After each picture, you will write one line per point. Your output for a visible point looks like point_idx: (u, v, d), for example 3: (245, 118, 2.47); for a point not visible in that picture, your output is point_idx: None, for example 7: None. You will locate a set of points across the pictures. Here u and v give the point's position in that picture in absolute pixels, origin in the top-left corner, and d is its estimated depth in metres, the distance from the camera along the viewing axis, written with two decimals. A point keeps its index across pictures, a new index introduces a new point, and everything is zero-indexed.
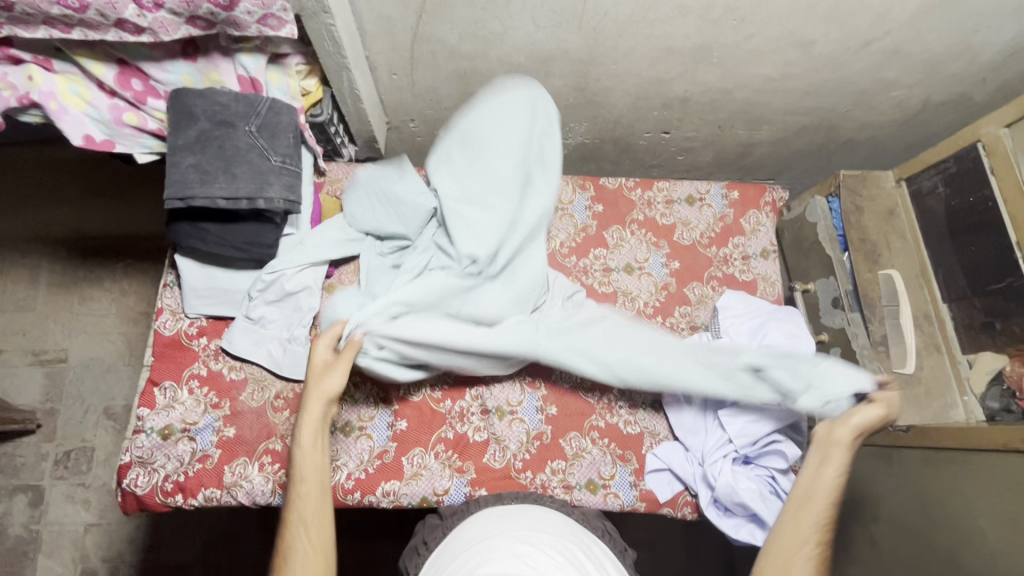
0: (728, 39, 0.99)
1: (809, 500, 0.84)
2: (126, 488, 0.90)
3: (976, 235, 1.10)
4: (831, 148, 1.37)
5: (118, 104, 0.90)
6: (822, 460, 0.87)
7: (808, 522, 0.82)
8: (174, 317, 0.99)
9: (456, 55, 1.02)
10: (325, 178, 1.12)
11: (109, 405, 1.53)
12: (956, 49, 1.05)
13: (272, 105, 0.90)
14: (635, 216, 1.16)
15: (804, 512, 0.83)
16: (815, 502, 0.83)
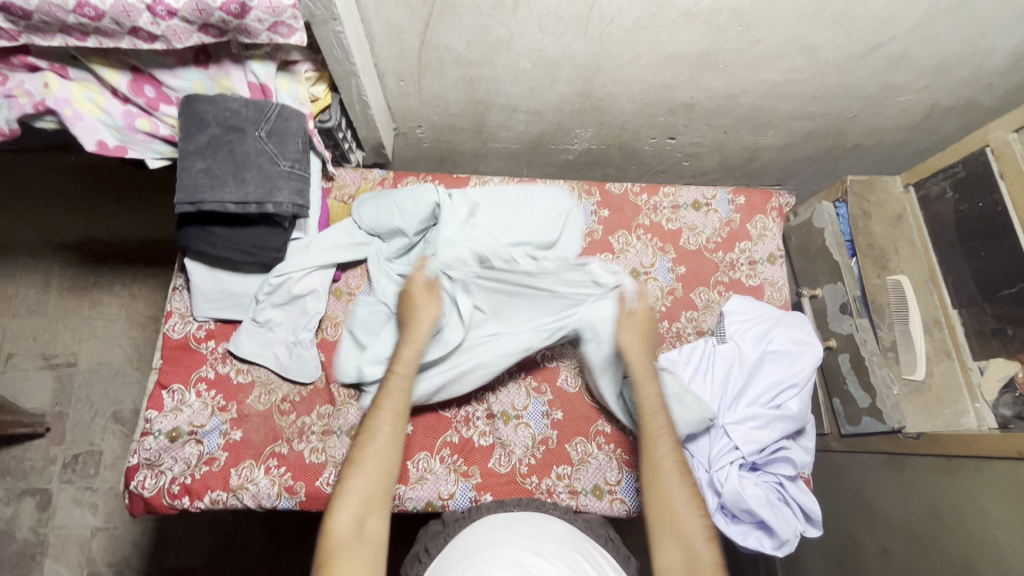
0: (733, 44, 1.00)
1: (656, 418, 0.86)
2: (134, 491, 0.90)
3: (986, 240, 1.09)
4: (838, 153, 1.37)
5: (130, 110, 0.92)
6: (638, 351, 0.92)
7: (655, 423, 0.85)
8: (183, 320, 1.00)
9: (464, 62, 1.03)
10: (333, 183, 1.14)
11: (117, 409, 1.54)
12: (963, 54, 1.05)
13: (281, 111, 0.91)
14: (641, 221, 1.17)
15: (647, 418, 0.86)
16: (658, 422, 0.85)
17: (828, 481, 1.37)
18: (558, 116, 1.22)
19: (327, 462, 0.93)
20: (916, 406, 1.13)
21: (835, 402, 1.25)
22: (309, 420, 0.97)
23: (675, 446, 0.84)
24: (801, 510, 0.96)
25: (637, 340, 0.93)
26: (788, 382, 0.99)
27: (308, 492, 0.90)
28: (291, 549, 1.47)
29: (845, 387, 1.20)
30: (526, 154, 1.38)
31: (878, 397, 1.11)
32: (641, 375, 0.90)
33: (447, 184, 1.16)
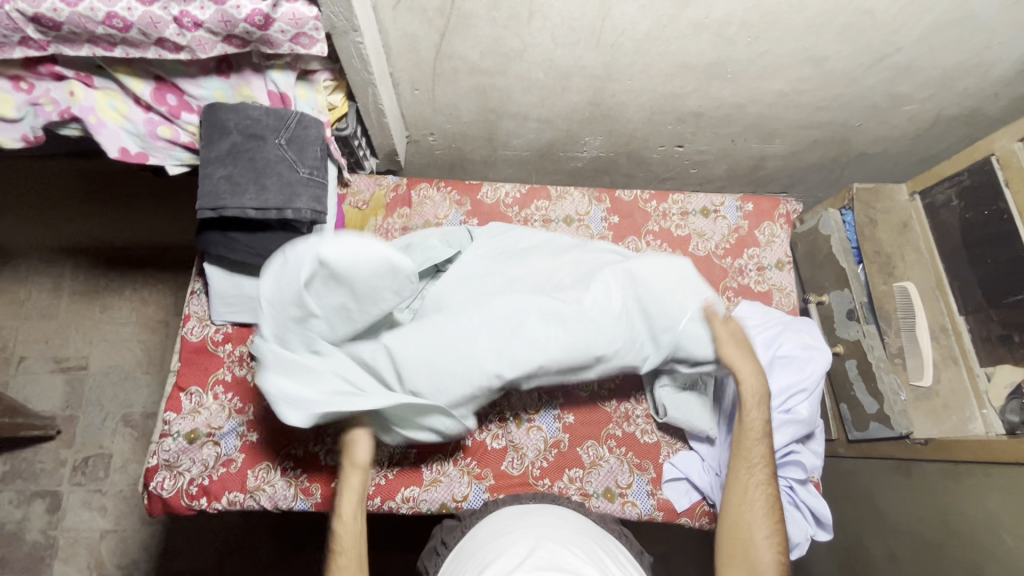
0: (741, 55, 1.02)
1: (753, 436, 0.88)
2: (152, 491, 0.91)
3: (992, 247, 1.11)
4: (844, 161, 1.39)
5: (153, 118, 0.94)
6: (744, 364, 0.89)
7: (755, 419, 0.88)
8: (201, 324, 1.01)
9: (477, 71, 1.05)
10: (348, 189, 1.15)
11: (127, 412, 1.56)
12: (968, 64, 1.07)
13: (301, 119, 0.93)
14: (650, 228, 1.18)
15: (747, 443, 0.88)
16: (751, 443, 0.88)
17: (835, 487, 1.38)
18: (568, 124, 1.24)
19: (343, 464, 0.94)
20: (924, 412, 1.13)
21: (842, 407, 1.26)
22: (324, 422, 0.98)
23: (767, 477, 0.87)
24: (811, 514, 0.97)
25: (744, 361, 0.89)
26: (799, 386, 0.99)
27: (324, 494, 0.92)
28: (299, 553, 1.47)
29: (852, 393, 1.21)
30: (535, 162, 1.40)
31: (886, 402, 1.12)
32: (748, 398, 0.88)
33: (460, 190, 1.17)
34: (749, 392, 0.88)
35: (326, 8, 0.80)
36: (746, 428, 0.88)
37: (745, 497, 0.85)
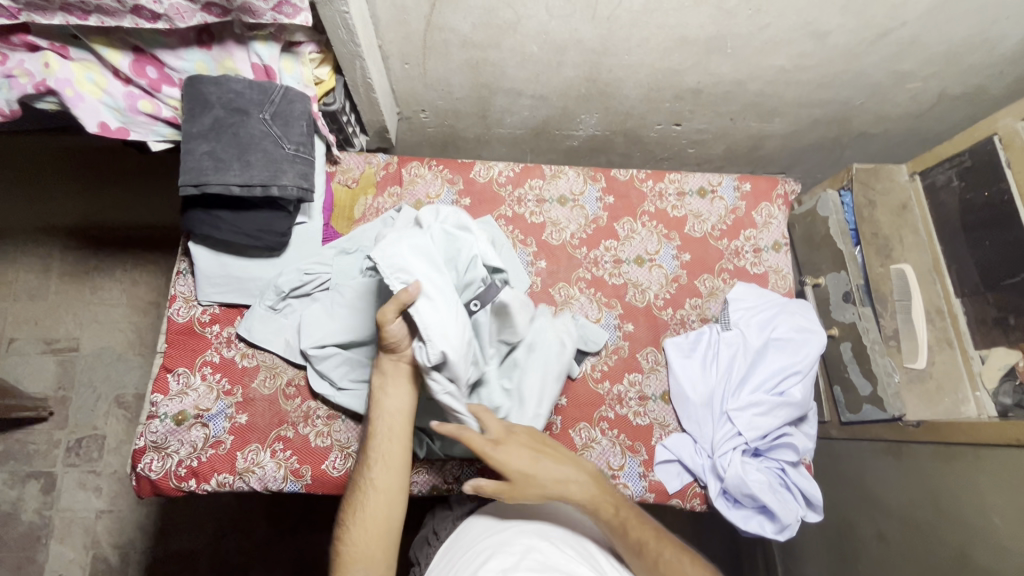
0: (742, 29, 0.98)
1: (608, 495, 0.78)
2: (141, 473, 0.90)
3: (991, 229, 1.09)
4: (844, 141, 1.36)
5: (132, 91, 0.91)
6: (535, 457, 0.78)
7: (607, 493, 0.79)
8: (187, 305, 0.99)
9: (469, 44, 1.02)
10: (337, 167, 1.13)
11: (120, 394, 1.55)
12: (975, 40, 1.04)
13: (286, 93, 0.90)
14: (646, 208, 1.16)
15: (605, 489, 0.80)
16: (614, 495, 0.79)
17: (826, 467, 1.39)
18: (563, 102, 1.21)
19: (333, 446, 0.93)
20: (916, 395, 1.13)
21: (836, 390, 1.26)
22: (314, 405, 0.97)
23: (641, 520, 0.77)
24: (802, 496, 0.97)
25: (525, 451, 0.78)
26: (792, 369, 0.99)
27: (315, 475, 0.91)
28: (294, 532, 1.48)
29: (846, 374, 1.21)
30: (530, 140, 1.37)
31: (880, 384, 1.12)
32: (551, 487, 0.77)
33: (452, 169, 1.15)
34: (562, 479, 0.77)
35: None
36: (610, 526, 0.75)
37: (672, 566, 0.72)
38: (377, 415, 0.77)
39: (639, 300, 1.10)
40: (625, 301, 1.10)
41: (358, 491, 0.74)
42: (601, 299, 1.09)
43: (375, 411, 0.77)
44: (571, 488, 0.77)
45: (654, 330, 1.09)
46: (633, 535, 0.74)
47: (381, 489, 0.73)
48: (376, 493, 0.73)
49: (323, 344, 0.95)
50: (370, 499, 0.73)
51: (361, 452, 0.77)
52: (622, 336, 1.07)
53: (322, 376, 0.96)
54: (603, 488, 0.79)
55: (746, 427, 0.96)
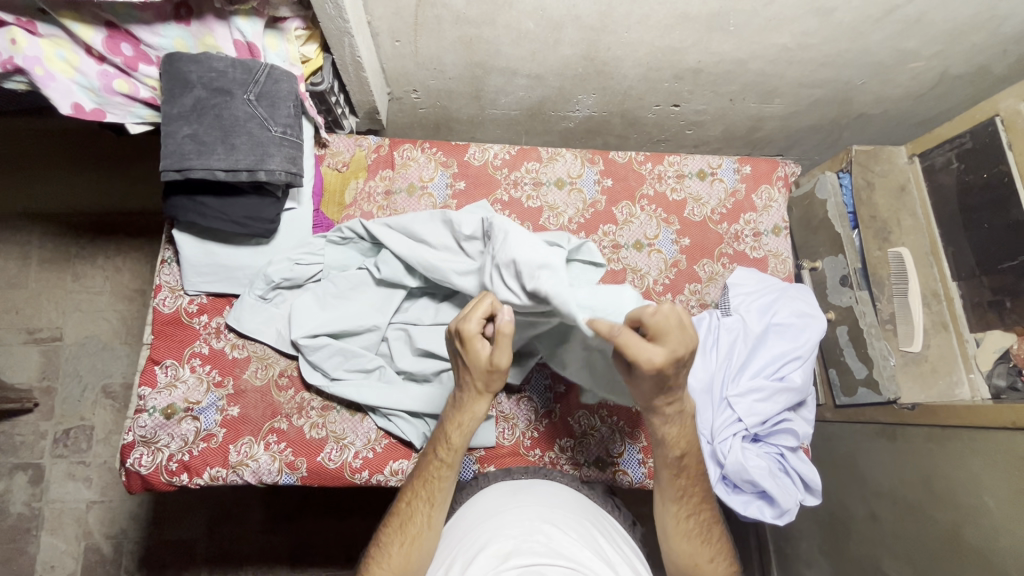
0: (744, 5, 0.95)
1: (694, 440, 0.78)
2: (130, 469, 0.88)
3: (990, 211, 1.08)
4: (843, 122, 1.34)
5: (107, 70, 0.86)
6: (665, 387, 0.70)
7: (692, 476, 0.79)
8: (173, 295, 0.96)
9: (463, 21, 0.98)
10: (326, 150, 1.09)
11: (107, 384, 1.51)
12: (981, 18, 1.01)
13: (271, 73, 0.86)
14: (645, 191, 1.14)
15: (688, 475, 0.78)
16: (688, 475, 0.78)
17: (820, 449, 1.40)
18: (560, 81, 1.17)
19: (329, 437, 0.91)
20: (912, 377, 1.13)
21: (831, 373, 1.25)
22: (308, 396, 0.94)
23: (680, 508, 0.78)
24: (800, 479, 0.97)
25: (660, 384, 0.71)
26: (791, 355, 0.99)
27: (310, 467, 0.89)
28: (289, 519, 1.47)
29: (841, 358, 1.20)
30: (525, 122, 1.34)
31: (875, 367, 1.12)
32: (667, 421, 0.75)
33: (446, 151, 1.11)
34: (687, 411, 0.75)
35: None
36: (666, 464, 0.77)
37: (694, 532, 0.78)
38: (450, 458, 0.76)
39: (638, 286, 1.09)
40: (624, 287, 1.08)
41: (413, 526, 0.73)
42: (599, 285, 1.07)
43: (453, 455, 0.75)
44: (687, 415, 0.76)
45: None
46: (683, 478, 0.78)
47: (434, 526, 0.74)
48: (431, 531, 0.74)
49: (315, 334, 0.92)
50: (424, 536, 0.73)
51: (424, 489, 0.75)
52: None
53: (314, 367, 0.94)
54: (692, 434, 0.78)
55: (746, 412, 0.96)
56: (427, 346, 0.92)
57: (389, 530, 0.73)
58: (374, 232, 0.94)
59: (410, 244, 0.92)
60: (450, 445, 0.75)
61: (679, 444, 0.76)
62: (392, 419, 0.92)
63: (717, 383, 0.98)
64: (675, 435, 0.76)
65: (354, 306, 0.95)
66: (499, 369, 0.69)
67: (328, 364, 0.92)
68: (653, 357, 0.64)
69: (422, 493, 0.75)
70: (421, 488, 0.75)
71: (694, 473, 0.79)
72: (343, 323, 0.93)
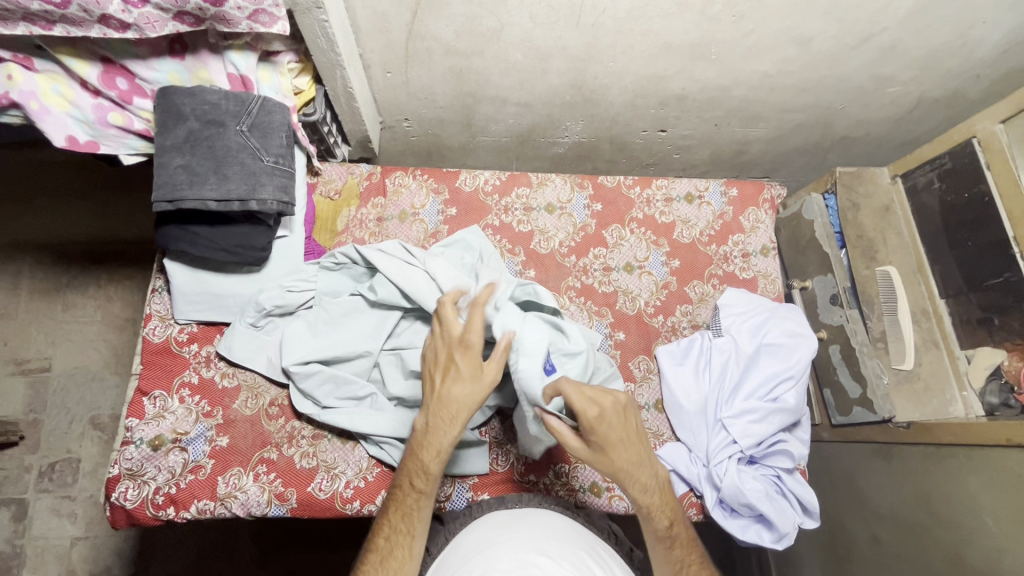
0: (725, 35, 0.98)
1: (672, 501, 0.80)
2: (114, 503, 0.86)
3: (972, 230, 1.10)
4: (827, 145, 1.37)
5: (102, 103, 0.87)
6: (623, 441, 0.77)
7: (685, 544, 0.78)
8: (163, 323, 0.96)
9: (451, 52, 1.00)
10: (319, 178, 1.10)
11: (95, 415, 1.49)
12: (952, 45, 1.05)
13: (264, 104, 0.88)
14: (634, 215, 1.15)
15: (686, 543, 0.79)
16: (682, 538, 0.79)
17: (819, 469, 1.39)
18: (548, 109, 1.19)
19: (319, 467, 0.90)
20: (905, 396, 1.13)
21: (826, 392, 1.25)
22: (298, 425, 0.93)
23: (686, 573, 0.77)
24: (798, 502, 0.96)
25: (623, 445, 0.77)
26: (784, 374, 0.99)
27: (300, 498, 0.87)
28: (281, 552, 1.43)
29: (835, 378, 1.21)
30: (515, 148, 1.36)
31: (869, 386, 1.12)
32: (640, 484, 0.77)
33: (437, 178, 1.13)
34: (644, 463, 0.78)
35: None
36: (656, 535, 0.78)
37: None
38: (427, 483, 0.75)
39: (629, 308, 1.09)
40: (616, 310, 1.09)
41: (395, 559, 0.71)
42: (591, 308, 1.08)
43: (427, 481, 0.75)
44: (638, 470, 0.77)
45: (644, 338, 1.08)
46: (677, 550, 0.78)
47: (416, 557, 0.72)
48: (413, 561, 0.72)
49: (306, 361, 0.91)
50: (406, 568, 0.71)
51: (399, 519, 0.74)
52: (613, 345, 1.06)
53: (305, 395, 0.93)
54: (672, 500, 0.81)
55: (741, 434, 0.95)
56: (421, 369, 0.92)
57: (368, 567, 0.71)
58: (370, 258, 0.95)
59: (409, 273, 0.93)
60: (427, 469, 0.74)
61: (665, 511, 0.79)
62: (383, 446, 0.90)
63: (711, 404, 0.99)
64: (659, 503, 0.79)
65: (345, 332, 0.95)
66: (487, 383, 0.75)
67: (319, 392, 0.91)
68: (593, 409, 0.75)
69: (398, 518, 0.74)
70: (396, 512, 0.74)
71: (690, 543, 0.79)
72: (334, 349, 0.93)
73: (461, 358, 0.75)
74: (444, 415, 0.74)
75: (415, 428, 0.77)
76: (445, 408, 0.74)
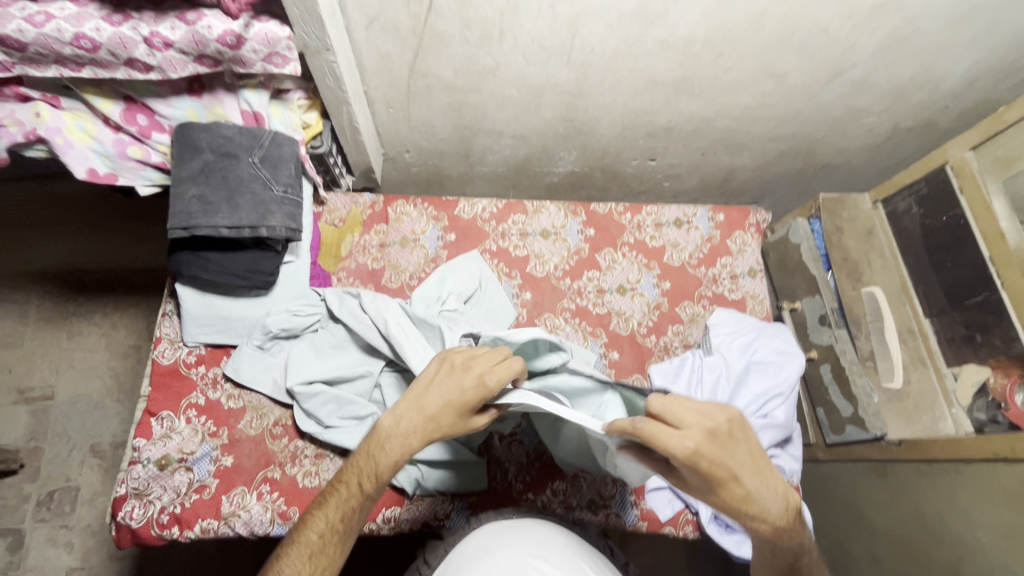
0: (706, 71, 1.05)
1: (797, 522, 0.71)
2: (120, 522, 0.88)
3: (950, 252, 1.15)
4: (810, 172, 1.44)
5: (122, 138, 0.93)
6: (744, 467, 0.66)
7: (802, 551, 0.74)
8: (173, 346, 0.99)
9: (450, 89, 1.07)
10: (324, 207, 1.15)
11: (95, 443, 1.50)
12: (919, 79, 1.11)
13: (275, 137, 0.93)
14: (626, 239, 1.20)
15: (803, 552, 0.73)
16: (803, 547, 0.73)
17: (816, 490, 1.40)
18: (542, 140, 1.26)
19: (321, 485, 0.92)
20: (896, 414, 1.14)
21: (820, 412, 1.28)
22: (302, 445, 0.95)
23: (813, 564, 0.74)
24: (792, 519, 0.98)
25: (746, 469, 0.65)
26: (773, 391, 1.02)
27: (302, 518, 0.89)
28: None
29: (828, 397, 1.24)
30: (511, 177, 1.42)
31: (860, 405, 1.15)
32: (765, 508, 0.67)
33: (437, 206, 1.18)
34: (766, 487, 0.67)
35: (298, 27, 0.80)
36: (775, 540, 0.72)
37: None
38: (373, 484, 0.74)
39: (623, 329, 1.13)
40: (610, 330, 1.12)
41: (325, 555, 0.71)
42: (585, 329, 1.12)
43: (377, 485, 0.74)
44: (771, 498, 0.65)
45: (638, 358, 1.11)
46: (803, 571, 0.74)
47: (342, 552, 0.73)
48: (339, 556, 0.72)
49: (310, 381, 0.94)
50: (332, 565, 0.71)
51: (339, 516, 0.73)
52: (608, 365, 1.10)
53: (309, 415, 0.95)
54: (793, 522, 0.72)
55: None
56: None
57: (290, 554, 0.70)
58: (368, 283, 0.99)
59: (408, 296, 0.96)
60: (378, 470, 0.73)
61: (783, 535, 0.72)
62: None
63: None
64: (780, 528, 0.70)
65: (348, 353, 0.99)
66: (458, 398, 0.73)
67: (322, 412, 0.94)
68: (688, 442, 0.62)
69: (336, 518, 0.72)
70: (337, 510, 0.72)
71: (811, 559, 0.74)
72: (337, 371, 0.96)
73: (469, 389, 0.72)
74: (414, 419, 0.73)
75: (381, 424, 0.75)
76: (418, 412, 0.73)
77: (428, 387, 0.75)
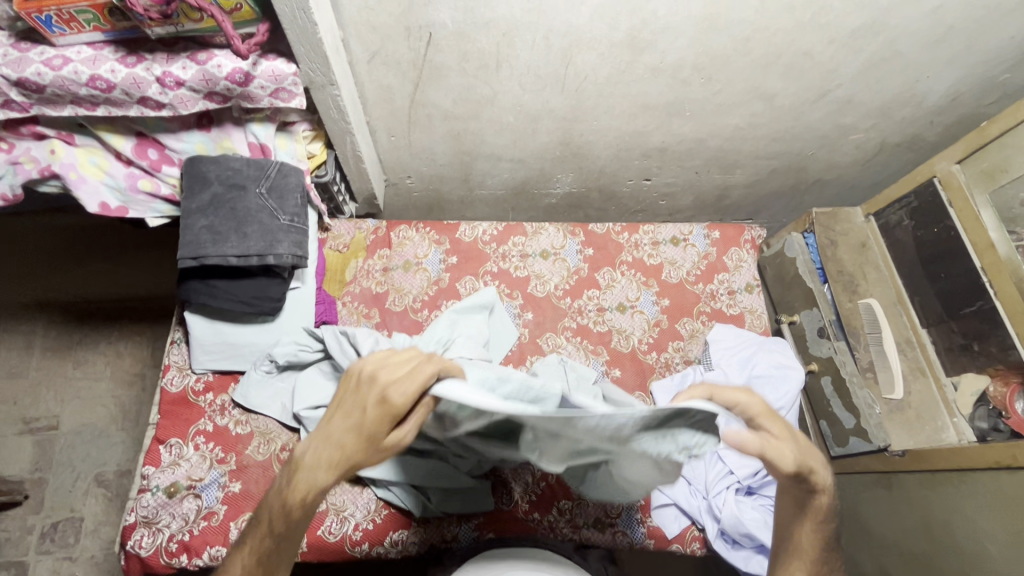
0: (697, 94, 1.08)
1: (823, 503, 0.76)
2: (129, 551, 0.88)
3: (942, 263, 1.17)
4: (803, 188, 1.47)
5: (133, 172, 0.96)
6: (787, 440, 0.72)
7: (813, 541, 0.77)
8: (181, 374, 1.01)
9: (450, 117, 1.11)
10: (328, 234, 1.18)
11: (100, 472, 1.50)
12: (903, 97, 1.15)
13: (281, 168, 0.96)
14: (624, 258, 1.22)
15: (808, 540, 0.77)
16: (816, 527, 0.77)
17: None
18: (540, 163, 1.29)
19: (329, 510, 0.93)
20: (899, 424, 1.16)
21: (823, 425, 1.27)
22: None
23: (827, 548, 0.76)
24: None
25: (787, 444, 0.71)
26: None
27: (311, 541, 0.91)
28: None
29: (830, 410, 1.23)
30: (510, 200, 1.45)
31: (863, 416, 1.14)
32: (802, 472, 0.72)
33: (438, 230, 1.21)
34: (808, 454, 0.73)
35: (304, 64, 0.83)
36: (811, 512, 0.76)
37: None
38: (287, 524, 0.67)
39: (625, 347, 1.14)
40: (612, 348, 1.14)
41: None
42: (587, 347, 1.13)
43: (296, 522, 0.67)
44: (819, 469, 0.73)
45: (640, 375, 1.12)
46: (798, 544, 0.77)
47: None
48: None
49: (316, 406, 0.96)
50: None
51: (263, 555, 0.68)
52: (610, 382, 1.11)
53: None
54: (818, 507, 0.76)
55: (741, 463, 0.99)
56: None
57: None
58: None
59: None
60: (289, 513, 0.66)
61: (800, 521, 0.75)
62: (392, 489, 0.94)
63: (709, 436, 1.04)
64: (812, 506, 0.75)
65: None
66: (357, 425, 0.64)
67: None
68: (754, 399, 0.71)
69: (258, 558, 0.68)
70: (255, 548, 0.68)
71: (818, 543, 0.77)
72: None
73: (369, 413, 0.63)
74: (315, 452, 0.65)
75: (293, 457, 0.67)
76: (319, 443, 0.65)
77: (330, 412, 0.66)
